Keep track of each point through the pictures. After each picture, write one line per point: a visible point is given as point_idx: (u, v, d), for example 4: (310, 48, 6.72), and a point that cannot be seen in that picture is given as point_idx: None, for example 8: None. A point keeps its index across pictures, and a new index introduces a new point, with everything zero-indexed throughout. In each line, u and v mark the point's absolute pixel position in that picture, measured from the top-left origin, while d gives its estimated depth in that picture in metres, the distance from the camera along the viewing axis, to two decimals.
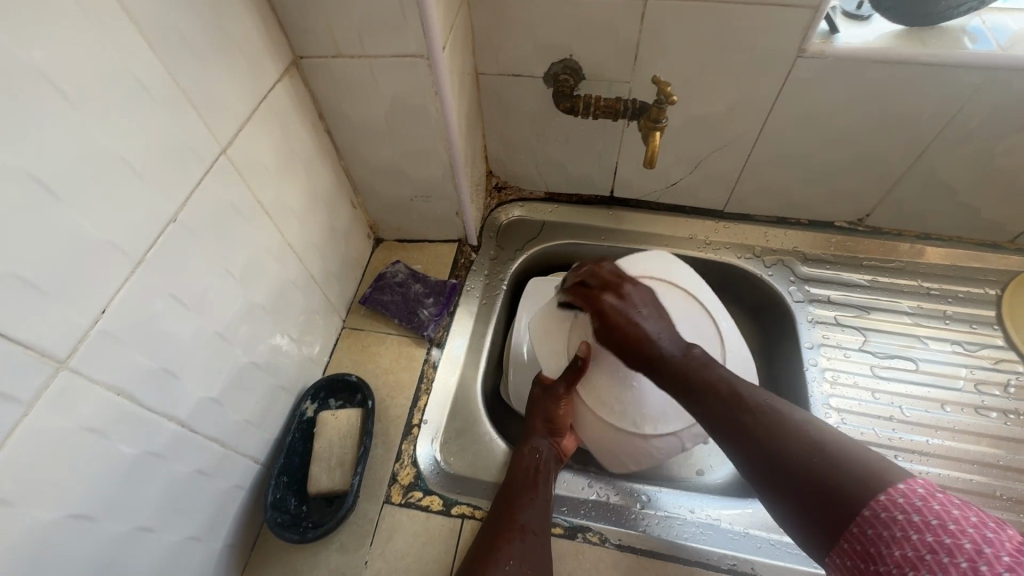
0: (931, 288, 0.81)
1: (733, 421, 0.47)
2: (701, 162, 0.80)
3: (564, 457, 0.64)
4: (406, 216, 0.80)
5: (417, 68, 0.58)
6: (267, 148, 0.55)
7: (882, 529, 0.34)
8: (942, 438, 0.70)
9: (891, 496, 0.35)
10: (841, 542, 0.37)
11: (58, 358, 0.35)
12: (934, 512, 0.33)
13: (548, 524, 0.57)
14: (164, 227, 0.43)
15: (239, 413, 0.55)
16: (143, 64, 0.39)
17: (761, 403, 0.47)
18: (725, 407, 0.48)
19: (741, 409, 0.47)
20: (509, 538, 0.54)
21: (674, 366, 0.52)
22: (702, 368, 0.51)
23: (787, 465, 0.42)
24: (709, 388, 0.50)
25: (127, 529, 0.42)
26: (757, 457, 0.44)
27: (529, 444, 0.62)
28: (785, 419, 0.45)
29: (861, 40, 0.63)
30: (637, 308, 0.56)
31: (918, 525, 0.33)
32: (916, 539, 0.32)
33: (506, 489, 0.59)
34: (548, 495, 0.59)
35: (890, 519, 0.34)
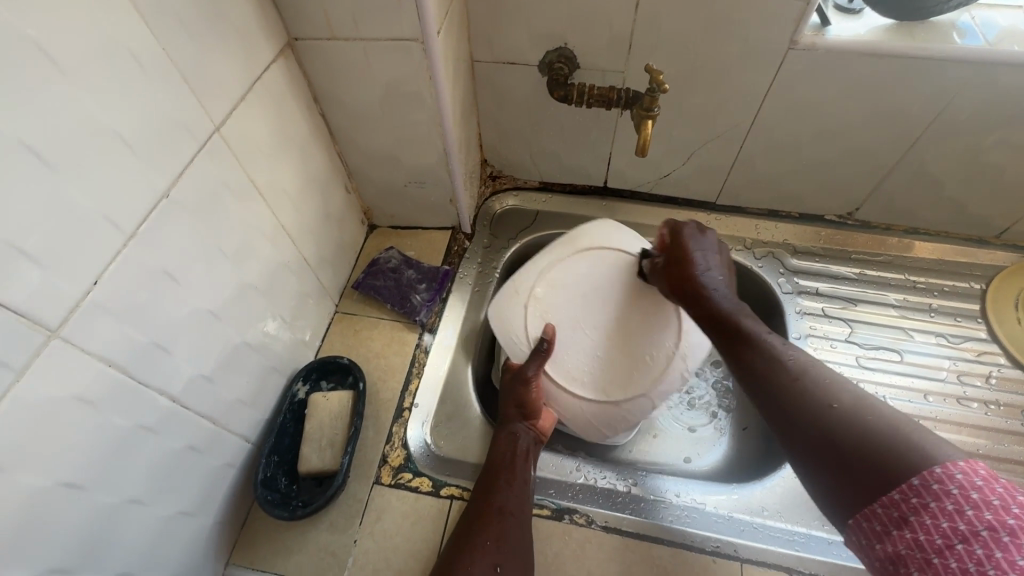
0: (918, 281, 0.82)
1: (779, 382, 0.49)
2: (693, 153, 0.81)
3: (544, 437, 0.65)
4: (400, 202, 0.80)
5: (411, 52, 0.58)
6: (262, 128, 0.55)
7: (932, 500, 0.35)
8: (925, 428, 0.71)
9: (949, 471, 0.35)
10: (875, 509, 0.38)
11: (49, 327, 0.36)
12: (993, 493, 0.34)
13: (525, 505, 0.58)
14: (157, 202, 0.43)
15: (231, 392, 0.55)
16: (138, 38, 0.39)
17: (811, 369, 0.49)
18: (766, 368, 0.50)
19: (783, 371, 0.49)
20: (488, 520, 0.55)
21: (723, 317, 0.56)
22: (751, 324, 0.55)
23: (827, 424, 0.43)
24: (753, 346, 0.52)
25: (117, 500, 0.43)
26: (797, 417, 0.46)
27: (507, 429, 0.63)
28: (840, 388, 0.46)
29: (852, 32, 0.64)
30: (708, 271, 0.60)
31: (977, 502, 0.33)
32: (971, 514, 0.33)
33: (485, 471, 0.60)
34: (527, 478, 0.60)
35: (944, 492, 0.35)
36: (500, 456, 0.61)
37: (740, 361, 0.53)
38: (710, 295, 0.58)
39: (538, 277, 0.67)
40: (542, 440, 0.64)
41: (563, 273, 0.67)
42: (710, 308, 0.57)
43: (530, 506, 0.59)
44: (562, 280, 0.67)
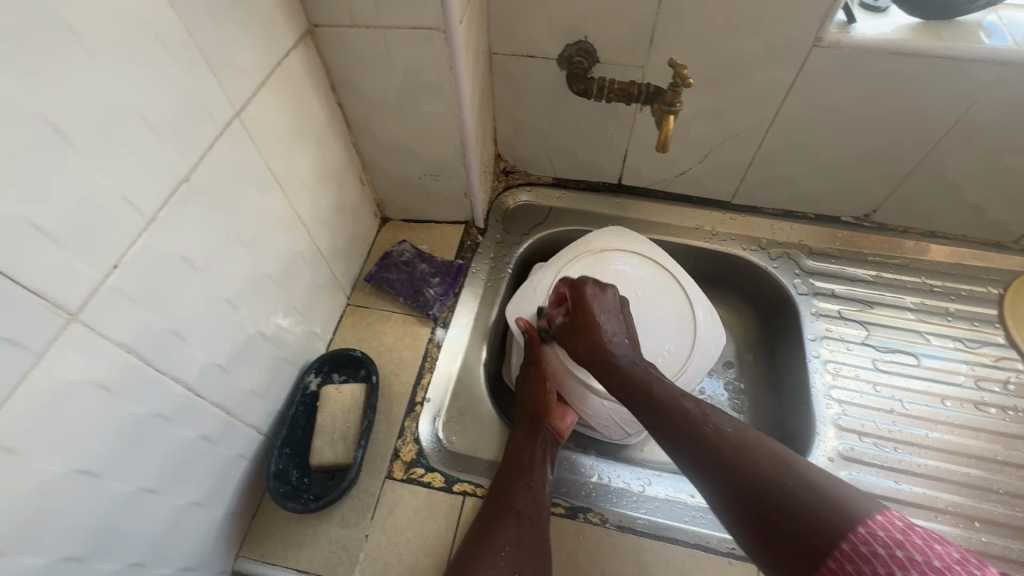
0: (935, 285, 0.81)
1: (697, 442, 0.48)
2: (711, 151, 0.80)
3: (562, 439, 0.64)
4: (415, 195, 0.79)
5: (432, 41, 0.58)
6: (280, 116, 0.54)
7: (862, 565, 0.34)
8: (941, 432, 0.71)
9: (870, 530, 0.35)
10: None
11: (69, 310, 0.35)
12: (917, 547, 0.33)
13: (544, 509, 0.57)
14: (177, 187, 0.42)
15: (245, 382, 0.54)
16: (161, 18, 0.39)
17: (722, 425, 0.49)
18: (681, 427, 0.50)
19: (701, 429, 0.49)
20: (505, 524, 0.55)
21: (634, 381, 0.56)
22: (659, 384, 0.55)
23: (754, 496, 0.43)
24: (665, 408, 0.52)
25: (131, 489, 0.42)
26: (722, 481, 0.45)
27: (523, 432, 0.62)
28: (757, 442, 0.46)
29: (879, 30, 0.63)
30: (616, 338, 0.60)
31: (902, 561, 0.32)
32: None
33: (501, 474, 0.59)
34: (543, 483, 0.59)
35: (871, 555, 0.34)
36: (515, 462, 0.60)
37: (657, 424, 0.52)
38: (620, 362, 0.57)
39: (556, 274, 0.70)
40: (561, 442, 0.63)
41: (576, 270, 0.71)
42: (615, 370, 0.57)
43: (547, 510, 0.58)
44: (576, 276, 0.70)
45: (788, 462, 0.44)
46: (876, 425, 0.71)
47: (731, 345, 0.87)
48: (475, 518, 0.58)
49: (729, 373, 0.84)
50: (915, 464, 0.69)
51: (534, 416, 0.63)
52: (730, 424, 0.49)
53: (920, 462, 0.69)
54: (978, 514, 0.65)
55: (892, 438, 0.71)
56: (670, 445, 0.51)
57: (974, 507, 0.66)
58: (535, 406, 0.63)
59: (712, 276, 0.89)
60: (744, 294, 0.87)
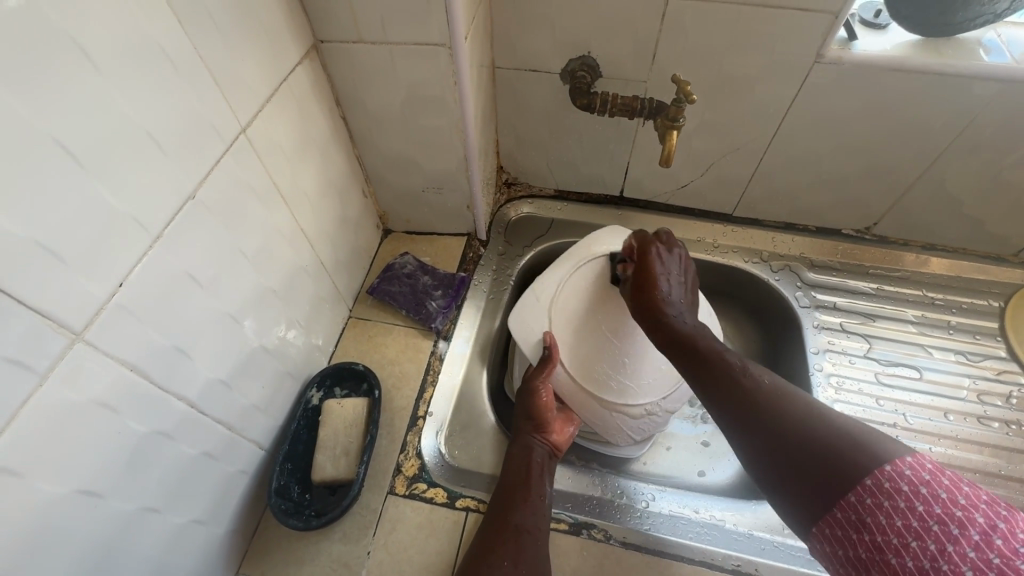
0: (936, 298, 0.81)
1: (728, 386, 0.48)
2: (712, 164, 0.80)
3: (559, 452, 0.63)
4: (418, 207, 0.79)
5: (437, 57, 0.58)
6: (285, 131, 0.55)
7: (884, 499, 0.35)
8: (945, 447, 0.71)
9: (897, 468, 0.35)
10: (834, 513, 0.37)
11: (73, 330, 0.35)
12: (943, 486, 0.34)
13: (544, 523, 0.57)
14: (183, 204, 0.42)
15: (247, 398, 0.54)
16: (171, 37, 0.39)
17: (760, 378, 0.48)
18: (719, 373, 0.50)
19: (739, 380, 0.48)
20: (506, 537, 0.54)
21: (680, 332, 0.55)
22: (706, 339, 0.54)
23: (780, 435, 0.43)
24: (710, 359, 0.51)
25: (132, 508, 0.42)
26: (752, 422, 0.45)
27: (520, 443, 0.61)
28: (788, 392, 0.46)
29: (880, 47, 0.64)
30: (670, 283, 0.59)
31: (925, 497, 0.33)
32: (922, 509, 0.33)
33: (501, 487, 0.59)
34: (543, 496, 0.58)
35: (894, 490, 0.35)
36: (513, 474, 0.59)
37: (698, 376, 0.51)
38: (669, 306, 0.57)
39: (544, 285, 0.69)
40: (560, 455, 0.63)
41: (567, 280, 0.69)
42: (669, 330, 0.55)
43: (549, 523, 0.57)
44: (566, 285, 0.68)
45: (820, 410, 0.43)
46: None
47: None
48: (476, 533, 0.57)
49: None
50: None
51: (533, 429, 0.62)
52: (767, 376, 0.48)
53: None
54: None
55: None
56: (704, 392, 0.50)
57: None
58: (535, 417, 0.63)
59: (714, 289, 0.89)
60: (746, 307, 0.87)
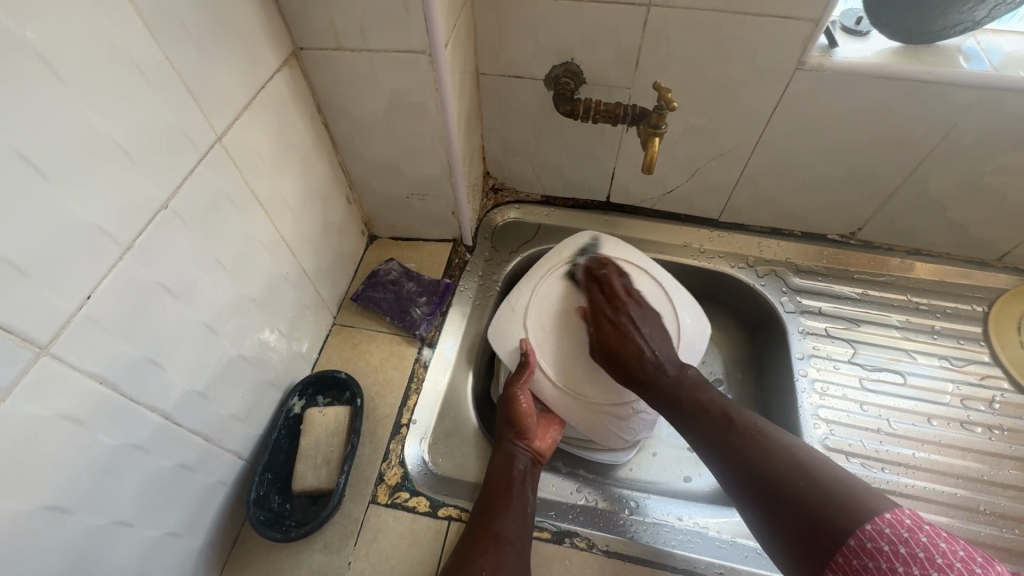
0: (921, 303, 0.82)
1: (722, 438, 0.53)
2: (697, 170, 0.80)
3: (542, 458, 0.63)
4: (402, 213, 0.79)
5: (418, 64, 0.58)
6: (263, 139, 0.54)
7: (869, 560, 0.39)
8: (928, 452, 0.71)
9: (876, 526, 0.39)
10: (835, 559, 0.41)
11: (38, 344, 0.34)
12: (921, 544, 0.37)
13: (526, 531, 0.56)
14: (155, 214, 0.42)
15: (225, 408, 0.54)
16: (141, 47, 0.39)
17: (751, 429, 0.52)
18: (710, 425, 0.55)
19: (735, 433, 0.53)
20: (486, 545, 0.54)
21: (664, 383, 0.59)
22: (696, 390, 0.58)
23: (775, 488, 0.48)
24: (704, 410, 0.56)
25: (103, 522, 0.41)
26: (748, 472, 0.50)
27: (503, 450, 0.61)
28: (778, 442, 0.51)
29: (860, 54, 0.64)
30: (636, 323, 0.62)
31: (904, 559, 0.37)
32: (901, 569, 0.37)
33: (483, 495, 0.58)
34: (525, 505, 0.58)
35: (876, 550, 0.38)
36: (496, 482, 0.59)
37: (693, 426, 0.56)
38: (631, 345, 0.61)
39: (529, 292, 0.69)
40: (543, 462, 0.63)
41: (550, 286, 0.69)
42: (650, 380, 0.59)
43: (530, 533, 0.57)
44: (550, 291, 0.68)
45: (809, 463, 0.48)
46: (863, 445, 0.71)
47: (719, 362, 0.87)
48: (458, 541, 0.57)
49: (717, 391, 0.84)
50: (902, 484, 0.69)
51: (515, 437, 0.62)
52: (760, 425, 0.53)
53: (908, 483, 0.69)
54: (965, 535, 0.65)
55: (880, 458, 0.70)
56: (699, 440, 0.55)
57: (961, 528, 0.66)
58: (516, 425, 0.62)
59: (700, 294, 0.89)
60: (732, 311, 0.87)
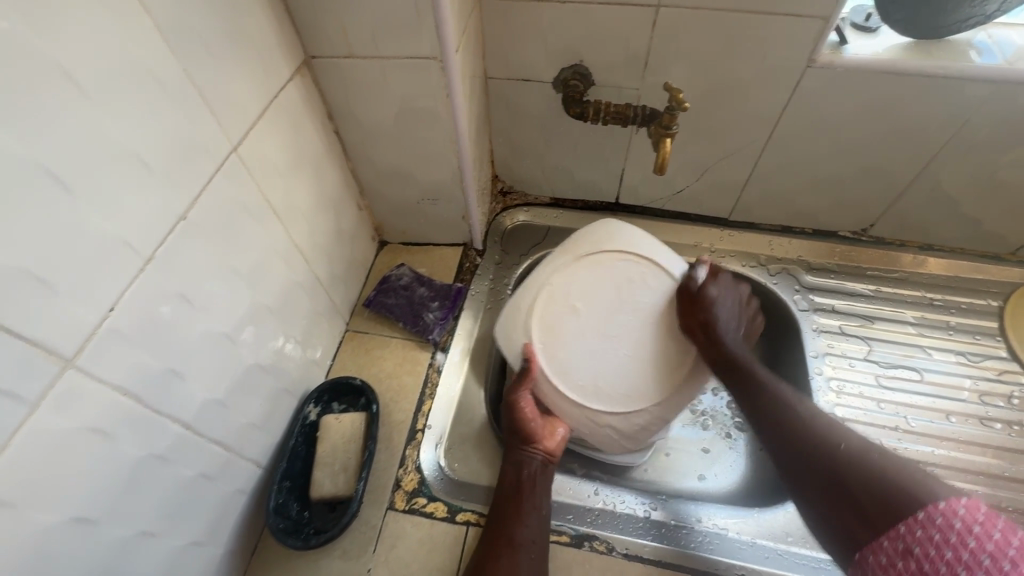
0: (936, 298, 0.81)
1: (783, 424, 0.52)
2: (707, 170, 0.80)
3: (553, 458, 0.61)
4: (413, 218, 0.79)
5: (428, 70, 0.58)
6: (277, 148, 0.54)
7: (930, 531, 0.34)
8: (948, 449, 0.70)
9: (952, 507, 0.35)
10: (881, 541, 0.37)
11: (65, 357, 0.34)
12: (995, 528, 0.32)
13: (540, 539, 0.56)
14: (174, 225, 0.42)
15: (243, 416, 0.54)
16: (157, 57, 0.39)
17: (818, 420, 0.50)
18: (772, 416, 0.53)
19: (802, 427, 0.50)
20: (497, 555, 0.54)
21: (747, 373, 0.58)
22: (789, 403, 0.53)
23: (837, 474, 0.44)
24: (768, 406, 0.54)
25: (128, 533, 0.41)
26: (810, 458, 0.47)
27: (512, 454, 0.60)
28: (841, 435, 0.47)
29: (871, 51, 0.64)
30: (727, 309, 0.62)
31: (965, 531, 0.33)
32: (957, 541, 0.33)
33: (498, 502, 0.58)
34: (538, 509, 0.58)
35: (944, 523, 0.34)
36: (508, 488, 0.58)
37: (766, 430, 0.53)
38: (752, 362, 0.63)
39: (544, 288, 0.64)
40: (555, 461, 0.61)
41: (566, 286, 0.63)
42: (718, 350, 0.58)
43: (546, 535, 0.56)
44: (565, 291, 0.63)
45: (876, 452, 0.44)
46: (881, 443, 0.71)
47: None
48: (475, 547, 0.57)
49: None
50: None
51: (520, 440, 0.61)
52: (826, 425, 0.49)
53: None
54: None
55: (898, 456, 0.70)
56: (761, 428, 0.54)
57: None
58: (521, 430, 0.61)
59: None
60: None
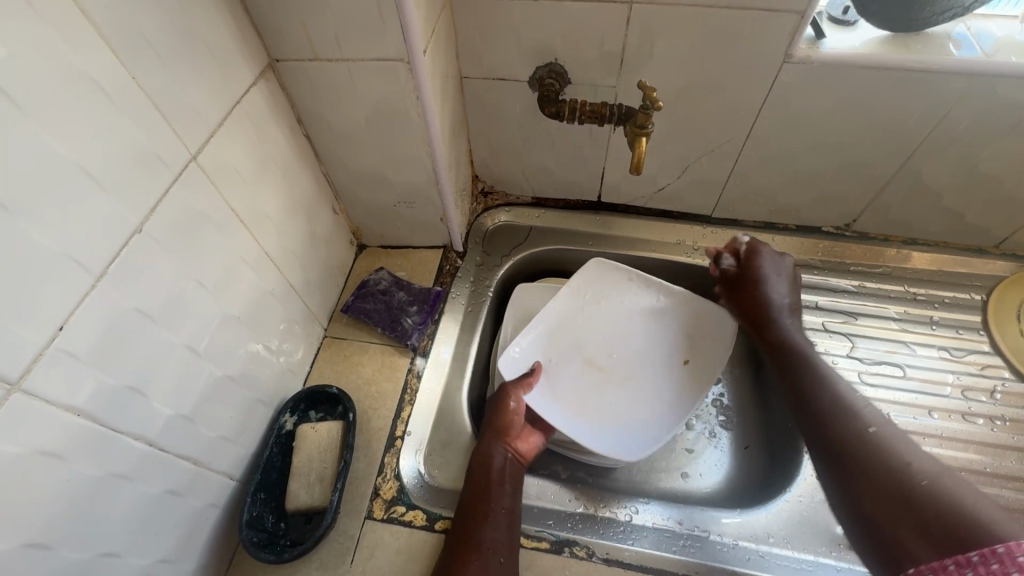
0: (919, 293, 0.81)
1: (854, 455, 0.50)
2: (688, 167, 0.79)
3: (524, 462, 0.63)
4: (391, 221, 0.78)
5: (396, 72, 0.57)
6: (242, 155, 0.53)
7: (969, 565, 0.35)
8: (931, 445, 0.70)
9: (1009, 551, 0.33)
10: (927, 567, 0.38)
11: (9, 380, 0.33)
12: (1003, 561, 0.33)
13: (509, 541, 0.55)
14: (128, 239, 0.41)
15: (213, 429, 0.53)
16: (101, 67, 0.37)
17: (897, 455, 0.48)
18: (847, 447, 0.51)
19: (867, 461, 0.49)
20: (465, 558, 0.52)
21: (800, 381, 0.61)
22: (821, 395, 0.58)
23: (906, 513, 0.43)
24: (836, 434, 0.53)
25: (88, 555, 0.40)
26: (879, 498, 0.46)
27: (487, 450, 0.61)
28: (910, 474, 0.45)
29: (847, 45, 0.63)
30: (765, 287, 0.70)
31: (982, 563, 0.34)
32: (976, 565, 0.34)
33: (466, 500, 0.58)
34: (506, 508, 0.57)
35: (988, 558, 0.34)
36: (478, 485, 0.58)
37: (811, 424, 0.56)
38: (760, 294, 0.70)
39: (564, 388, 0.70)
40: (524, 463, 0.63)
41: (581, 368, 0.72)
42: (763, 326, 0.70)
43: (514, 538, 0.56)
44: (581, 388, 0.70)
45: (950, 495, 0.42)
46: None
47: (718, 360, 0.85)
48: (441, 550, 0.56)
49: (714, 389, 0.82)
50: None
51: (496, 436, 0.63)
52: (880, 428, 0.51)
53: None
54: None
55: None
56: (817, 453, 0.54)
57: None
58: (498, 425, 0.63)
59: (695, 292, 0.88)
60: None
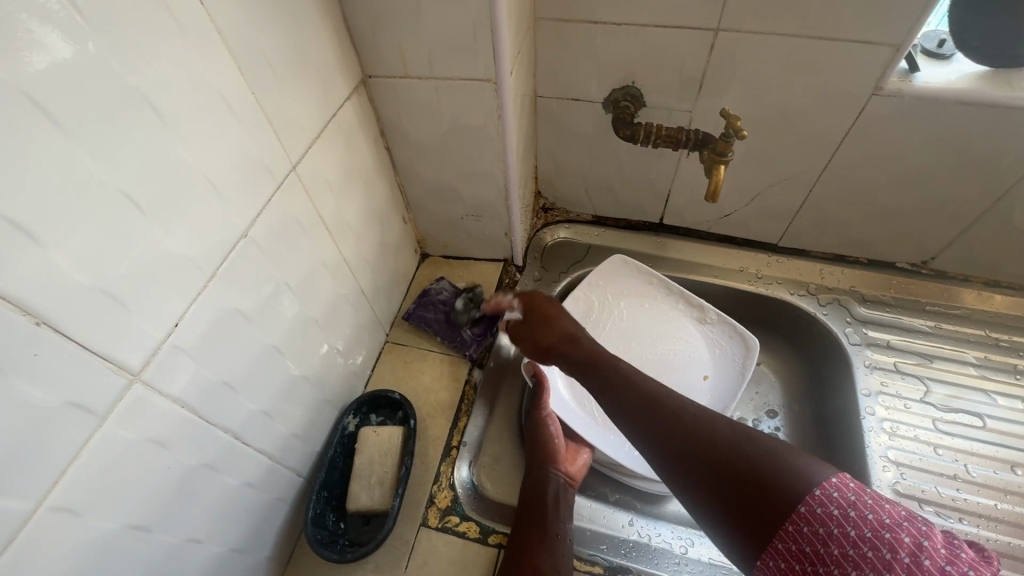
0: (1001, 340, 0.76)
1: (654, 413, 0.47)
2: (758, 195, 0.78)
3: (575, 482, 0.64)
4: (456, 233, 0.80)
5: (482, 91, 0.58)
6: (332, 166, 0.56)
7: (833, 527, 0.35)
8: (1012, 504, 0.66)
9: (825, 492, 0.37)
10: (774, 541, 0.38)
11: (132, 371, 0.36)
12: (867, 506, 0.36)
13: (566, 567, 0.55)
14: (235, 243, 0.43)
15: (287, 426, 0.55)
16: (228, 84, 0.40)
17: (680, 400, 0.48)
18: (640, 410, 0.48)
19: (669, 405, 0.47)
20: None
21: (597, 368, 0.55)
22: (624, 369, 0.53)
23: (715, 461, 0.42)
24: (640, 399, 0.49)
25: (179, 540, 0.43)
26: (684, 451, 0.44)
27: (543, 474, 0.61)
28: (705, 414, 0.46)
29: (943, 79, 0.61)
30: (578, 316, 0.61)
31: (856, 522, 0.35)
32: (854, 535, 0.35)
33: (522, 523, 0.58)
34: (564, 534, 0.57)
35: (827, 516, 0.36)
36: (535, 508, 0.58)
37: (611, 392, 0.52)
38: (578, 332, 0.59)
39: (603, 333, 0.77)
40: (575, 486, 0.63)
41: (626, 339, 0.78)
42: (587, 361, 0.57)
43: (571, 563, 0.56)
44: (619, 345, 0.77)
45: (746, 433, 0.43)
46: (938, 492, 0.67)
47: (777, 395, 0.83)
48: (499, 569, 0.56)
49: (770, 423, 0.80)
50: (981, 537, 0.64)
51: (549, 459, 0.63)
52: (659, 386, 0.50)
53: (988, 536, 0.64)
54: None
55: (956, 507, 0.66)
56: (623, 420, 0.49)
57: None
58: (550, 449, 0.63)
59: (755, 321, 0.86)
60: (788, 339, 0.84)
